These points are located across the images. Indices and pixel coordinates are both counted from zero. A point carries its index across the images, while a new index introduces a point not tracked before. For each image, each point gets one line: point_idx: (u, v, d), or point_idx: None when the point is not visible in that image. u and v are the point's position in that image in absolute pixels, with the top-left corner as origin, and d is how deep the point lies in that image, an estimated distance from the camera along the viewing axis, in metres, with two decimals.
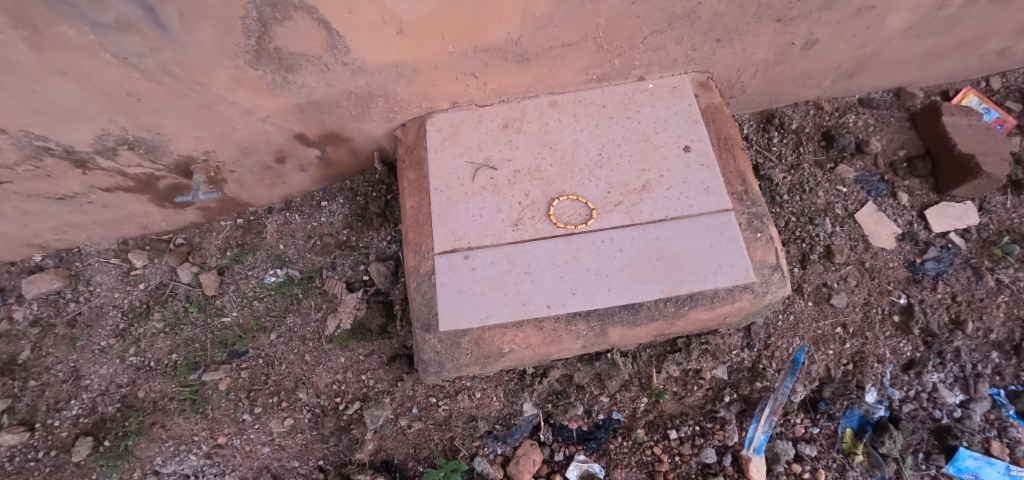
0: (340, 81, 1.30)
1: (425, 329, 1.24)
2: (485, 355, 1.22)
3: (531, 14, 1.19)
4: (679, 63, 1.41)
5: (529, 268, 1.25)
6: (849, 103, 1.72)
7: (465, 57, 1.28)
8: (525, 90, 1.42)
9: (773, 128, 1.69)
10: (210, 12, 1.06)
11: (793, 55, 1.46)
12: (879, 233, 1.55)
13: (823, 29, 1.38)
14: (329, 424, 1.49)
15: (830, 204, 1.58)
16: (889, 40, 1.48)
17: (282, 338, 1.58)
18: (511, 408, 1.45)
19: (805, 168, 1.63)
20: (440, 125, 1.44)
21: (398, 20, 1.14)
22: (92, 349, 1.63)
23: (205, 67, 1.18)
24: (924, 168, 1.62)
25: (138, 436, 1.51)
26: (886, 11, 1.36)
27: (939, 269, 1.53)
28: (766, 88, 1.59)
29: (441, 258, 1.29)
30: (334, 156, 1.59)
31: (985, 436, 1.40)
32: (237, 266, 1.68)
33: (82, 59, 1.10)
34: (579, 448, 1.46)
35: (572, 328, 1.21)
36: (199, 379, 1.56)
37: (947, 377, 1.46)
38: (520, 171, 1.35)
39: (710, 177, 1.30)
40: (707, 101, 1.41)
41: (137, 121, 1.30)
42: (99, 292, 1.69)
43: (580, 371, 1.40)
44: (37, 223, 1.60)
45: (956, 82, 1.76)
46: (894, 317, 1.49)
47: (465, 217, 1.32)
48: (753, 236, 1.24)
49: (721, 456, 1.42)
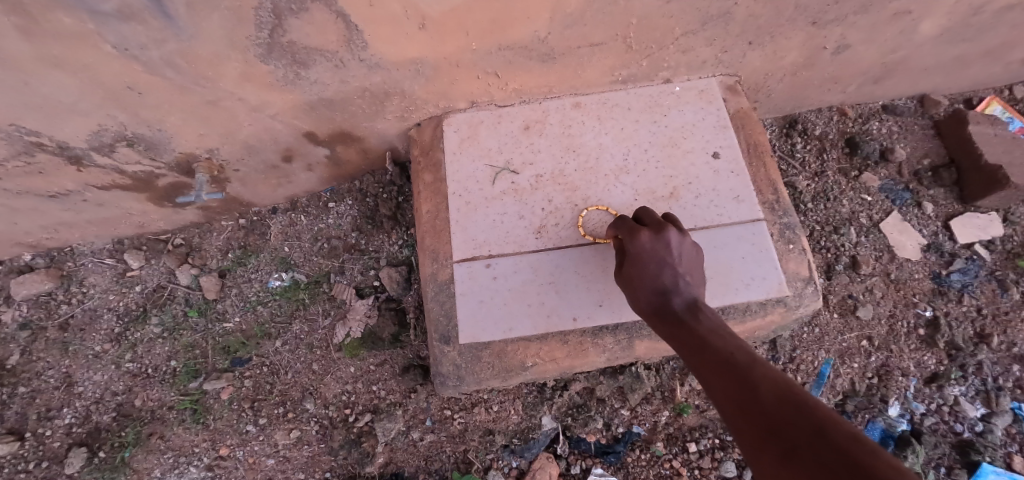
0: (355, 78, 1.23)
1: (444, 341, 1.18)
2: (507, 369, 1.16)
3: (561, 11, 1.13)
4: (708, 66, 1.36)
5: (554, 278, 1.20)
6: (873, 109, 1.69)
7: (488, 55, 1.22)
8: (548, 90, 1.36)
9: (796, 134, 1.65)
10: (221, 2, 0.97)
11: (822, 60, 1.42)
12: (904, 244, 1.52)
13: (856, 33, 1.33)
14: (338, 437, 1.43)
15: (855, 213, 1.55)
16: (920, 46, 1.44)
17: (288, 346, 1.52)
18: (529, 421, 1.40)
19: (829, 175, 1.59)
20: (457, 126, 1.38)
21: (421, 15, 1.08)
22: (85, 354, 1.55)
23: (212, 60, 1.11)
24: (948, 177, 1.58)
25: (134, 447, 1.44)
26: (921, 15, 1.31)
27: (964, 282, 1.50)
28: (792, 92, 1.54)
29: (460, 266, 1.23)
30: (343, 155, 1.52)
31: (1007, 451, 1.38)
32: (239, 269, 1.61)
33: (80, 50, 1.02)
34: (597, 462, 1.40)
35: (598, 342, 1.16)
36: (200, 387, 1.49)
37: (969, 390, 1.43)
38: (542, 176, 1.30)
39: (740, 185, 1.25)
40: (735, 105, 1.36)
41: (137, 116, 1.22)
42: (92, 294, 1.61)
43: (602, 384, 1.36)
44: (27, 221, 1.51)
45: (980, 90, 1.73)
46: (919, 330, 1.46)
47: (485, 223, 1.26)
48: (785, 247, 1.20)
49: (741, 470, 1.38)
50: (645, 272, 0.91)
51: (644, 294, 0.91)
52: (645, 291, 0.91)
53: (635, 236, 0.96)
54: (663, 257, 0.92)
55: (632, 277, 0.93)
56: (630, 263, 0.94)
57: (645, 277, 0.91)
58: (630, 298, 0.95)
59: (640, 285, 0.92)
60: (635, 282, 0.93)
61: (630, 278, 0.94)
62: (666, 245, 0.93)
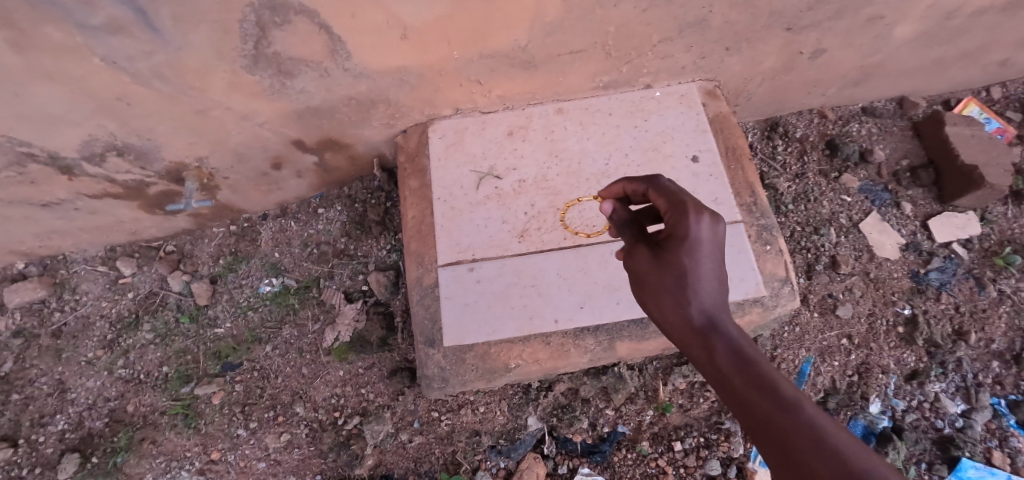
0: (340, 87, 1.26)
1: (429, 343, 1.21)
2: (491, 370, 1.19)
3: (540, 20, 1.16)
4: (687, 71, 1.39)
5: (536, 281, 1.23)
6: (853, 111, 1.72)
7: (471, 63, 1.25)
8: (531, 97, 1.39)
9: (777, 136, 1.68)
10: (207, 15, 1.00)
11: (800, 64, 1.45)
12: (884, 243, 1.55)
13: (832, 38, 1.36)
14: (327, 440, 1.45)
15: (835, 214, 1.58)
16: (896, 50, 1.47)
17: (278, 350, 1.54)
18: (515, 422, 1.42)
19: (809, 177, 1.62)
20: (442, 132, 1.40)
21: (403, 25, 1.10)
22: (78, 361, 1.57)
23: (199, 71, 1.13)
24: (927, 178, 1.62)
25: (127, 452, 1.46)
26: (895, 20, 1.35)
27: (942, 280, 1.53)
28: (772, 96, 1.57)
29: (445, 270, 1.25)
30: (332, 162, 1.55)
31: (987, 446, 1.40)
32: (230, 275, 1.63)
33: (69, 63, 1.04)
34: (583, 461, 1.42)
35: (580, 343, 1.19)
36: (191, 393, 1.51)
37: (949, 387, 1.45)
38: (525, 180, 1.33)
39: (719, 188, 1.28)
40: (714, 110, 1.39)
41: (127, 126, 1.24)
42: (85, 301, 1.63)
43: (585, 385, 1.39)
44: (20, 230, 1.53)
45: (958, 91, 1.77)
46: (898, 328, 1.49)
47: (469, 228, 1.29)
48: (762, 248, 1.23)
49: (726, 468, 1.40)
50: (703, 264, 0.69)
51: (690, 300, 0.67)
52: (696, 291, 0.67)
53: (688, 218, 0.71)
54: (716, 259, 0.69)
55: (679, 264, 0.69)
56: (682, 245, 0.70)
57: (694, 280, 0.68)
58: (661, 294, 0.70)
59: (685, 278, 0.68)
60: (683, 273, 0.68)
61: (675, 265, 0.69)
62: (721, 243, 0.71)
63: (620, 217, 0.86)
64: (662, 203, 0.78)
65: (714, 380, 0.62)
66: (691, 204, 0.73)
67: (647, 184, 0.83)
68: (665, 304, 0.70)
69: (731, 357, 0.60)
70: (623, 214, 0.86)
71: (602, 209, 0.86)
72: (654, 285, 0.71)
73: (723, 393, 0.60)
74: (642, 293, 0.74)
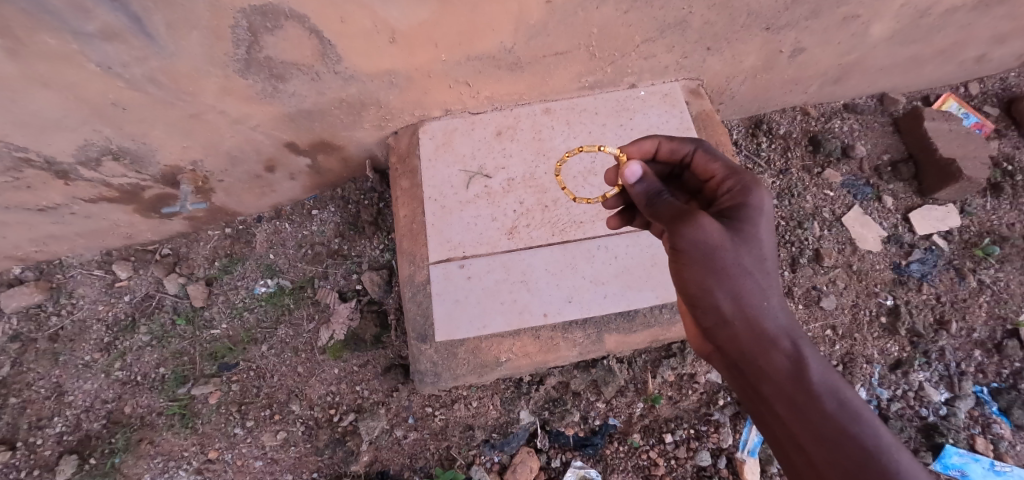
0: (331, 90, 1.28)
1: (421, 339, 1.24)
2: (482, 364, 1.22)
3: (525, 23, 1.19)
4: (670, 71, 1.43)
5: (526, 276, 1.27)
6: (835, 108, 1.76)
7: (459, 65, 1.28)
8: (518, 98, 1.42)
9: (761, 133, 1.72)
10: (200, 21, 1.03)
11: (780, 63, 1.49)
12: (866, 236, 1.59)
13: (809, 37, 1.40)
14: (323, 436, 1.48)
15: (818, 208, 1.61)
16: (873, 47, 1.51)
17: (274, 350, 1.56)
18: (507, 416, 1.44)
19: (792, 172, 1.66)
20: (432, 133, 1.43)
21: (390, 29, 1.14)
22: (75, 363, 1.58)
23: (192, 76, 1.16)
24: (907, 172, 1.65)
25: (124, 453, 1.47)
26: (871, 19, 1.39)
27: (924, 271, 1.57)
28: (755, 95, 1.61)
29: (436, 267, 1.29)
30: (325, 164, 1.58)
31: (971, 433, 1.42)
32: (226, 276, 1.65)
33: (65, 69, 1.06)
34: (576, 454, 1.45)
35: (568, 336, 1.24)
36: (188, 393, 1.54)
37: (933, 376, 1.49)
38: (513, 179, 1.36)
39: None
40: (698, 108, 1.44)
41: (122, 130, 1.26)
42: (81, 305, 1.64)
43: (575, 378, 1.40)
44: (16, 235, 1.55)
45: (937, 87, 1.81)
46: (881, 318, 1.53)
47: (459, 226, 1.32)
48: None
49: (715, 458, 1.44)
50: (775, 254, 0.76)
51: (771, 303, 0.74)
52: (772, 294, 0.75)
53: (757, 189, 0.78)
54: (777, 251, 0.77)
55: (762, 249, 0.74)
56: (763, 229, 0.74)
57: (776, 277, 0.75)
58: (745, 288, 0.73)
59: (768, 278, 0.74)
60: (767, 263, 0.73)
61: (759, 249, 0.73)
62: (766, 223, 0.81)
63: (650, 184, 0.82)
64: (720, 166, 0.86)
65: (788, 390, 0.72)
66: (751, 176, 0.82)
67: (693, 145, 0.92)
68: (746, 299, 0.73)
69: (817, 375, 0.71)
70: (652, 182, 0.83)
71: (626, 169, 0.82)
72: (738, 275, 0.72)
73: (794, 408, 0.71)
74: (708, 274, 0.72)
